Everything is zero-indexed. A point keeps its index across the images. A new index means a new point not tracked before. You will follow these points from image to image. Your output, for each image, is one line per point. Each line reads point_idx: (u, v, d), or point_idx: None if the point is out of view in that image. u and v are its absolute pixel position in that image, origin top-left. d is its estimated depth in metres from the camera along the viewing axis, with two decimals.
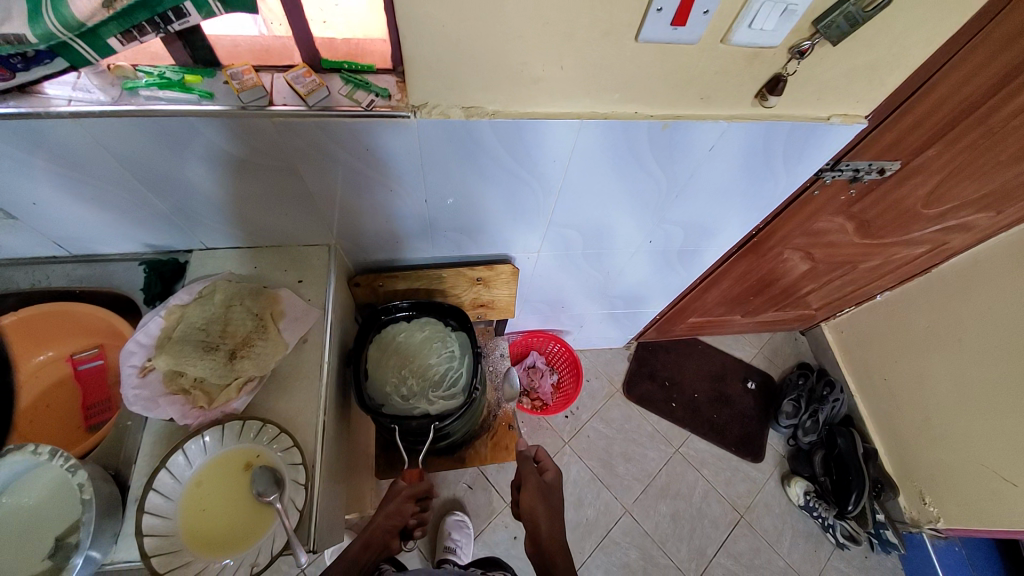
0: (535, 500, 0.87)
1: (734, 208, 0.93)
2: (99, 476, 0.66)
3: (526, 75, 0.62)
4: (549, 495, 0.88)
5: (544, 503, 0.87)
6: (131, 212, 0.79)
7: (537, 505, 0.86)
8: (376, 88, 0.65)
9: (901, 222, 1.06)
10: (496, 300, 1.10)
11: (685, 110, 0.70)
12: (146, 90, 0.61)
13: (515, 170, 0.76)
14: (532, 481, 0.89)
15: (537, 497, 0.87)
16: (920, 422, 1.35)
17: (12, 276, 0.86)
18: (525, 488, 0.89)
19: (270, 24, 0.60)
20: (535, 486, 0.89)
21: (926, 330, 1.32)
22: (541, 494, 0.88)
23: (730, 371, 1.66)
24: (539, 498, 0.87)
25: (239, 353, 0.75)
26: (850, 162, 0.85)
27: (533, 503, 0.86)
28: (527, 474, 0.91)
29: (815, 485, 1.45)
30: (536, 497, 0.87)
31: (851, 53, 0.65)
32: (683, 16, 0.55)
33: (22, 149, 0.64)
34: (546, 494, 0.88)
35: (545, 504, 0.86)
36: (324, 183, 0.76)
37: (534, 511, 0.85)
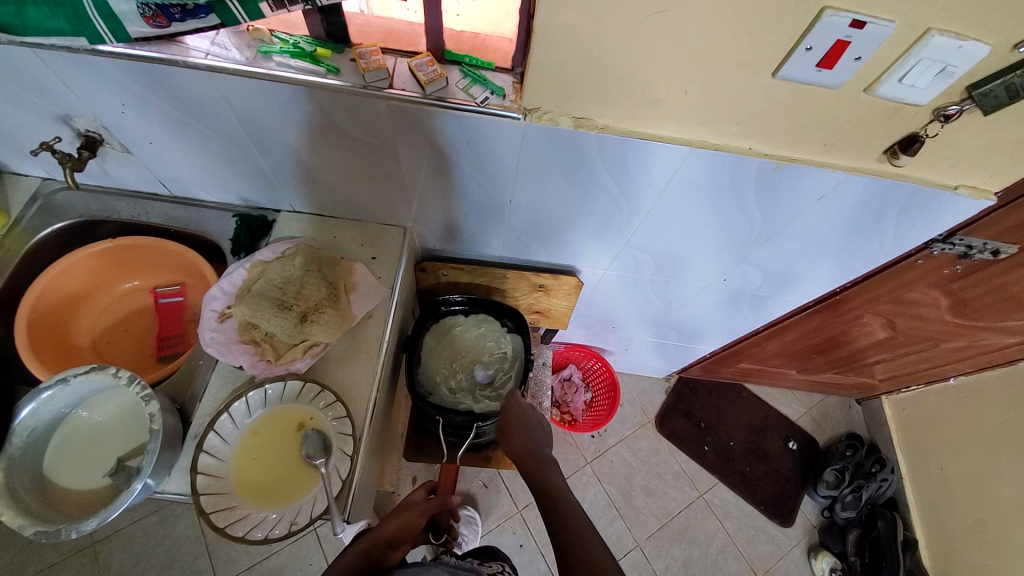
0: (523, 447, 0.81)
1: (824, 261, 0.88)
2: (168, 408, 0.69)
3: (647, 95, 0.61)
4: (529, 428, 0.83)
5: (532, 451, 0.80)
6: (235, 165, 0.83)
7: (527, 453, 0.80)
8: (493, 85, 0.65)
9: (1002, 308, 0.97)
10: (553, 309, 1.09)
11: (802, 155, 0.67)
12: (279, 56, 0.64)
13: (608, 187, 0.75)
14: (512, 412, 0.85)
15: (523, 441, 0.82)
16: (972, 521, 1.25)
17: (114, 205, 0.92)
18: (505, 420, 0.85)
19: (372, 4, 0.64)
20: (517, 427, 0.83)
21: (999, 427, 1.19)
22: (525, 435, 0.82)
23: (772, 426, 1.58)
24: (523, 440, 0.81)
25: (310, 317, 0.78)
26: (965, 238, 0.79)
27: (511, 432, 0.83)
28: (507, 417, 0.86)
29: (843, 564, 1.37)
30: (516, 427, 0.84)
31: (1002, 125, 0.60)
32: (832, 59, 0.53)
33: (156, 91, 0.68)
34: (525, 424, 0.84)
35: (523, 437, 0.82)
36: (415, 168, 0.77)
37: (516, 445, 0.81)
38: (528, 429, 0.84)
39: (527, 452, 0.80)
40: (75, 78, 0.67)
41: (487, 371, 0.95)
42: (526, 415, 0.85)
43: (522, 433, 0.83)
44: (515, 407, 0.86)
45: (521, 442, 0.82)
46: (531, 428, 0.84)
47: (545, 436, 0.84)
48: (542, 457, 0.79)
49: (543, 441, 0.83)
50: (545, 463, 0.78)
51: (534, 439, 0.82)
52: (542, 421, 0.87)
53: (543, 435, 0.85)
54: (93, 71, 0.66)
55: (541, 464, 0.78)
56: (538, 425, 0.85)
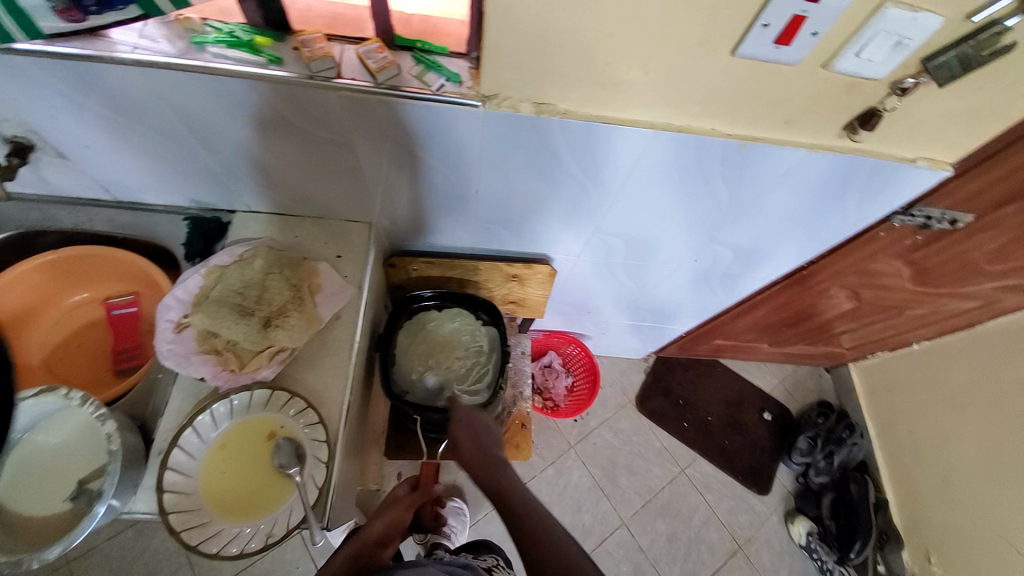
0: (473, 451, 0.78)
1: (791, 237, 0.89)
2: (128, 427, 0.66)
3: (608, 77, 0.59)
4: (478, 434, 0.81)
5: (482, 455, 0.78)
6: (181, 166, 0.78)
7: (477, 457, 0.78)
8: (448, 72, 0.62)
9: (961, 274, 1.00)
10: (528, 298, 1.08)
11: (766, 133, 0.67)
12: (214, 47, 0.60)
13: (576, 174, 0.74)
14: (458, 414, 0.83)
15: (474, 445, 0.79)
16: (937, 478, 1.31)
17: (55, 212, 0.86)
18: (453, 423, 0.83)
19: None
20: (467, 432, 0.81)
21: (960, 389, 1.26)
22: (476, 439, 0.80)
23: (747, 399, 1.62)
24: (473, 445, 0.79)
25: (274, 321, 0.75)
26: (924, 209, 0.81)
27: (458, 438, 0.81)
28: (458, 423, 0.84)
29: (819, 527, 1.44)
30: (464, 432, 0.81)
31: (953, 97, 0.61)
32: (790, 35, 0.52)
33: (83, 92, 0.63)
34: (473, 426, 0.82)
35: (472, 441, 0.80)
36: (375, 160, 0.74)
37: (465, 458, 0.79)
38: (478, 433, 0.81)
39: (478, 462, 0.77)
40: None
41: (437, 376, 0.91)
42: (476, 419, 0.83)
43: (472, 436, 0.81)
44: (465, 413, 0.83)
45: (470, 447, 0.79)
46: (482, 431, 0.81)
47: (497, 438, 0.81)
48: (495, 462, 0.77)
49: (495, 444, 0.81)
50: (500, 463, 0.76)
51: (485, 441, 0.79)
52: (494, 424, 0.84)
53: (494, 436, 0.82)
54: (11, 72, 0.60)
55: (493, 466, 0.76)
56: (487, 428, 0.82)
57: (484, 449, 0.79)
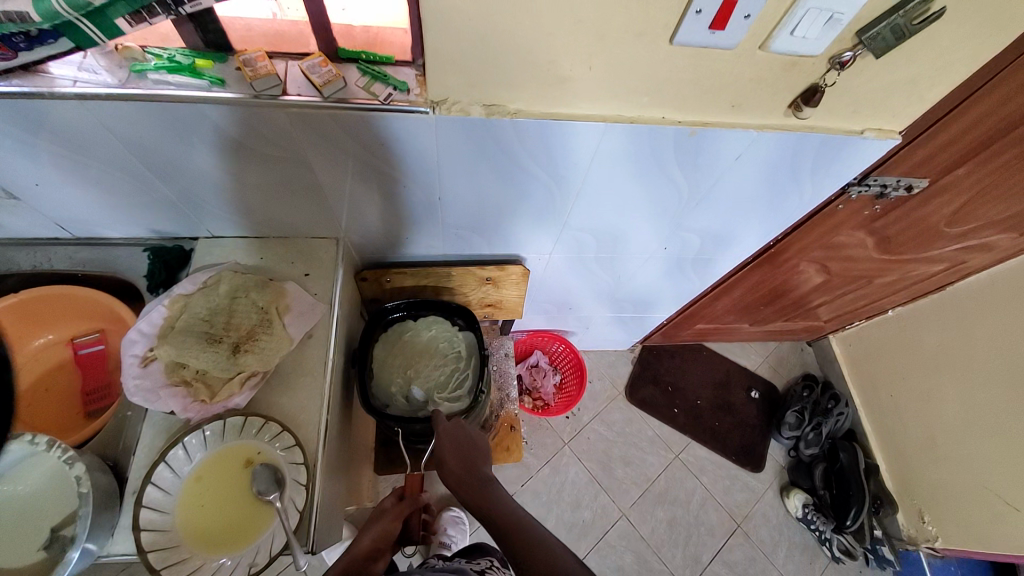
0: (461, 469, 0.77)
1: (755, 217, 0.90)
2: (98, 467, 0.65)
3: (554, 74, 0.60)
4: (465, 451, 0.80)
5: (470, 470, 0.77)
6: (136, 197, 0.76)
7: (464, 473, 0.76)
8: (395, 80, 0.62)
9: (922, 239, 1.03)
10: (504, 299, 1.08)
11: (715, 118, 0.68)
12: (155, 73, 0.59)
13: (535, 173, 0.74)
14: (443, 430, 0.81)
15: (461, 462, 0.78)
16: (922, 440, 1.34)
17: (14, 257, 0.84)
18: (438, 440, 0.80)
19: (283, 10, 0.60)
20: (453, 449, 0.80)
21: (936, 351, 1.29)
22: (462, 455, 0.79)
23: (734, 379, 1.64)
24: (461, 461, 0.78)
25: (243, 346, 0.74)
26: (878, 178, 0.83)
27: (444, 456, 0.79)
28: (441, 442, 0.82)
29: (814, 497, 1.45)
30: (449, 450, 0.79)
31: (890, 68, 0.63)
32: (723, 19, 0.53)
33: (25, 130, 0.61)
34: (459, 444, 0.80)
35: (459, 460, 0.78)
36: (333, 176, 0.73)
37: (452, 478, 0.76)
38: (464, 449, 0.80)
39: (465, 483, 0.75)
40: None
41: (423, 388, 0.91)
42: (460, 435, 0.81)
43: (458, 454, 0.79)
44: (449, 428, 0.82)
45: (458, 465, 0.78)
46: (467, 447, 0.80)
47: (482, 453, 0.81)
48: (482, 479, 0.75)
49: (480, 458, 0.80)
50: (488, 479, 0.76)
51: (472, 456, 0.79)
52: (479, 436, 0.84)
53: (479, 451, 0.81)
54: None
55: (481, 482, 0.75)
56: (472, 442, 0.81)
57: (472, 468, 0.77)
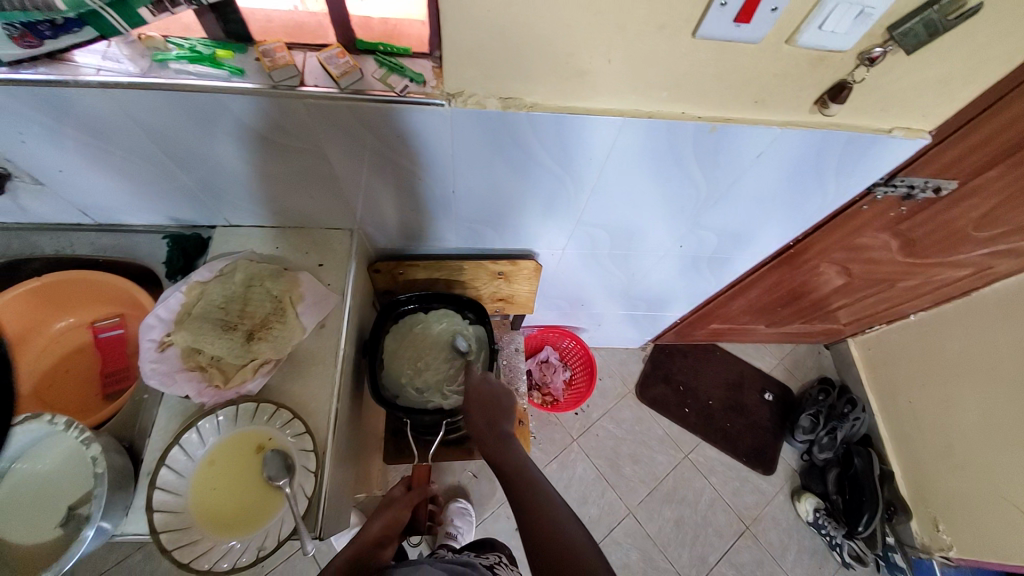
0: (483, 426, 0.77)
1: (774, 217, 0.88)
2: (114, 449, 0.66)
3: (573, 67, 0.59)
4: (490, 407, 0.79)
5: (492, 427, 0.77)
6: (156, 185, 0.77)
7: (487, 429, 0.77)
8: (411, 72, 0.61)
9: (949, 243, 1.00)
10: (516, 294, 1.08)
11: (736, 114, 0.66)
12: (176, 63, 0.59)
13: (551, 168, 0.74)
14: (471, 385, 0.82)
15: (484, 417, 0.78)
16: (940, 447, 1.30)
17: (35, 241, 0.86)
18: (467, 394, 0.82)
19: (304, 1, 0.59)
20: (478, 405, 0.80)
21: (958, 357, 1.25)
22: (486, 410, 0.79)
23: (748, 381, 1.62)
24: (482, 418, 0.78)
25: (257, 334, 0.75)
26: (906, 178, 0.80)
27: (471, 411, 0.80)
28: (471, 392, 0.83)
29: (826, 502, 1.43)
30: (476, 407, 0.80)
31: (923, 64, 0.60)
32: (749, 12, 0.51)
33: (49, 117, 0.63)
34: (485, 399, 0.80)
35: (484, 416, 0.78)
36: (348, 167, 0.73)
37: (478, 431, 0.77)
38: (488, 404, 0.80)
39: (490, 441, 0.75)
40: None
41: (466, 341, 0.95)
42: (485, 391, 0.81)
43: (483, 408, 0.79)
44: (475, 382, 0.82)
45: (482, 420, 0.78)
46: (492, 402, 0.79)
47: (507, 410, 0.79)
48: (501, 438, 0.75)
49: (504, 416, 0.78)
50: (509, 439, 0.74)
51: (494, 413, 0.78)
52: (506, 392, 0.81)
53: (504, 407, 0.79)
54: None
55: (502, 441, 0.74)
56: (498, 397, 0.80)
57: (495, 425, 0.77)
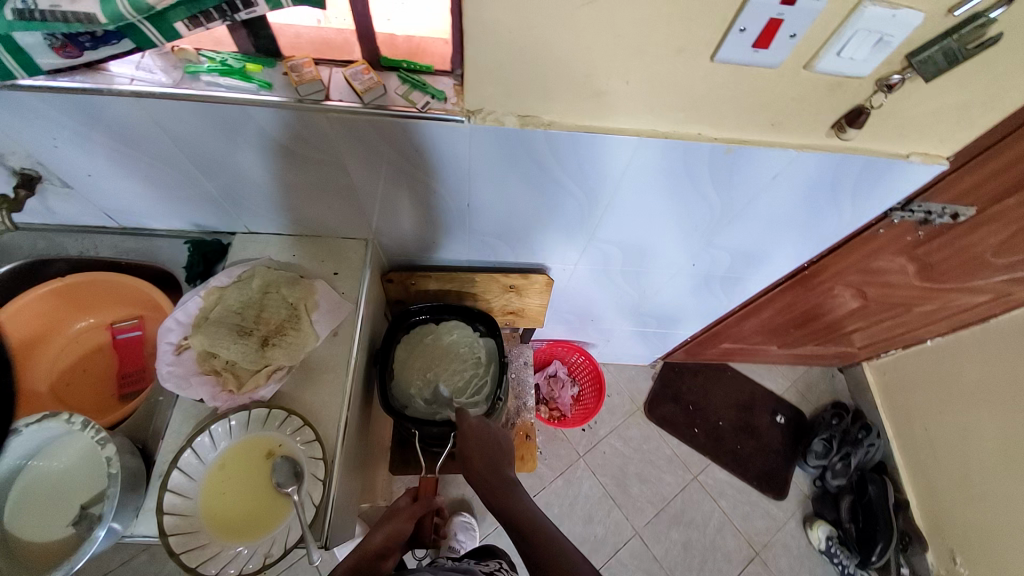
0: (484, 469, 0.77)
1: (789, 238, 0.88)
2: (128, 450, 0.67)
3: (591, 88, 0.60)
4: (489, 450, 0.80)
5: (495, 471, 0.77)
6: (180, 192, 0.80)
7: (488, 474, 0.77)
8: (433, 89, 0.63)
9: (966, 269, 0.98)
10: (527, 308, 1.08)
11: (753, 135, 0.67)
12: (207, 75, 0.61)
13: (566, 185, 0.75)
14: (468, 428, 0.81)
15: (486, 463, 0.78)
16: (957, 476, 1.27)
17: (61, 242, 0.88)
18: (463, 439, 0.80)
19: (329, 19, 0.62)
20: (477, 448, 0.80)
21: (975, 384, 1.22)
22: (486, 455, 0.79)
23: (759, 402, 1.60)
24: (486, 463, 0.78)
25: (271, 340, 0.76)
26: (923, 204, 0.80)
27: (470, 454, 0.79)
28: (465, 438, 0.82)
29: (838, 531, 1.40)
30: (474, 450, 0.80)
31: (941, 92, 0.60)
32: (767, 38, 0.52)
33: (83, 124, 0.65)
34: (483, 442, 0.80)
35: (483, 459, 0.79)
36: (367, 179, 0.75)
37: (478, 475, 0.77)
38: (489, 448, 0.80)
39: (493, 485, 0.76)
40: None
41: (449, 385, 0.92)
42: (484, 434, 0.81)
43: (484, 454, 0.79)
44: (474, 427, 0.81)
45: (482, 463, 0.78)
46: (492, 446, 0.80)
47: (505, 453, 0.81)
48: (504, 481, 0.76)
49: (504, 459, 0.80)
50: (512, 483, 0.76)
51: (495, 458, 0.79)
52: (504, 436, 0.83)
53: (503, 451, 0.81)
54: (19, 110, 0.63)
55: (506, 486, 0.75)
56: (497, 441, 0.82)
57: (496, 468, 0.78)
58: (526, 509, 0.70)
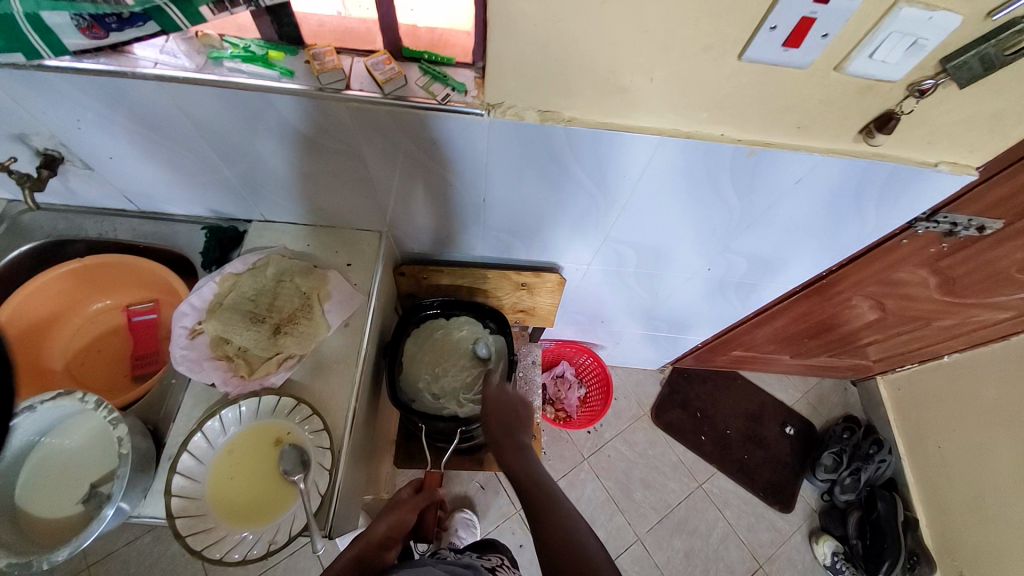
0: (500, 433, 0.75)
1: (808, 246, 0.86)
2: (139, 431, 0.68)
3: (614, 84, 0.59)
4: (509, 414, 0.77)
5: (509, 436, 0.74)
6: (199, 177, 0.80)
7: (504, 439, 0.74)
8: (454, 81, 0.63)
9: (990, 284, 0.96)
10: (538, 306, 1.08)
11: (777, 138, 0.65)
12: (230, 61, 0.62)
13: (584, 184, 0.74)
14: (489, 389, 0.79)
15: (501, 426, 0.75)
16: (971, 497, 1.24)
17: (81, 224, 0.90)
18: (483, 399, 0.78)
19: (351, 8, 0.63)
20: (495, 412, 0.77)
21: (993, 403, 1.19)
22: (504, 419, 0.76)
23: (768, 412, 1.57)
24: (500, 426, 0.75)
25: (283, 328, 0.77)
26: (949, 215, 0.78)
27: (488, 416, 0.77)
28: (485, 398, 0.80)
29: (845, 547, 1.37)
30: (492, 412, 0.77)
31: (975, 99, 0.59)
32: (798, 37, 0.51)
33: (107, 106, 0.66)
34: (503, 405, 0.77)
35: (501, 424, 0.76)
36: (383, 171, 0.75)
37: (494, 436, 0.75)
38: (506, 411, 0.77)
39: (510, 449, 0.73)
40: (24, 96, 0.65)
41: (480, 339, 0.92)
42: (503, 396, 0.78)
43: (500, 416, 0.77)
44: (493, 389, 0.78)
45: (498, 427, 0.76)
46: (510, 411, 0.77)
47: (524, 420, 0.77)
48: (519, 447, 0.73)
49: (522, 427, 0.76)
50: (527, 450, 0.73)
51: (512, 423, 0.75)
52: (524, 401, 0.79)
53: (522, 418, 0.77)
54: (46, 91, 0.64)
55: (519, 450, 0.72)
56: (516, 405, 0.78)
57: (513, 435, 0.74)
58: (537, 475, 0.69)
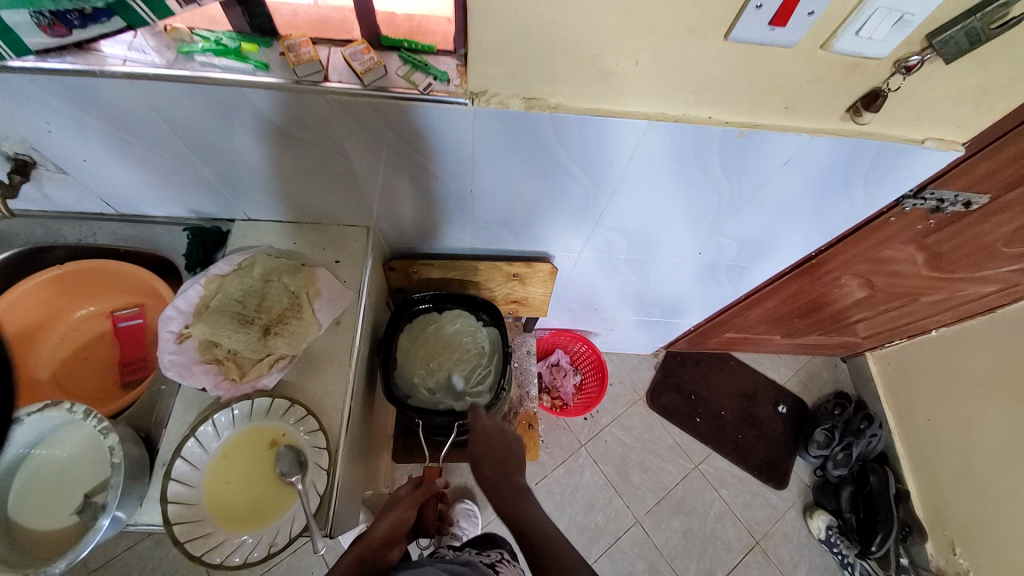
0: (495, 475, 0.74)
1: (798, 226, 0.87)
2: (130, 438, 0.67)
3: (600, 68, 0.58)
4: (504, 456, 0.77)
5: (504, 478, 0.74)
6: (178, 178, 0.78)
7: (500, 482, 0.74)
8: (435, 70, 0.61)
9: (977, 258, 0.97)
10: (530, 296, 1.07)
11: (765, 120, 0.65)
12: (202, 56, 0.59)
13: (573, 171, 0.73)
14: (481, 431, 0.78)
15: (496, 467, 0.75)
16: (961, 467, 1.26)
17: (60, 229, 0.87)
18: (475, 441, 0.78)
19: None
20: (489, 452, 0.77)
21: (981, 374, 1.21)
22: (498, 461, 0.76)
23: (761, 391, 1.59)
24: (495, 467, 0.75)
25: (273, 329, 0.76)
26: (935, 191, 0.78)
27: (480, 460, 0.76)
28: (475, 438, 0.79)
29: (839, 520, 1.40)
30: (485, 455, 0.77)
31: (962, 73, 0.58)
32: (785, 15, 0.50)
33: (75, 107, 0.63)
34: (499, 446, 0.78)
35: (496, 464, 0.76)
36: (367, 164, 0.73)
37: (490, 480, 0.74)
38: (500, 452, 0.77)
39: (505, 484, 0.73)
40: None
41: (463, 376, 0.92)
42: (496, 436, 0.79)
43: (494, 455, 0.77)
44: (486, 429, 0.79)
45: (492, 468, 0.75)
46: (504, 449, 0.77)
47: (518, 460, 0.77)
48: (515, 487, 0.73)
49: (516, 467, 0.76)
50: (523, 490, 0.73)
51: (506, 465, 0.75)
52: (517, 440, 0.80)
53: (515, 458, 0.77)
54: (10, 93, 0.61)
55: (515, 492, 0.72)
56: (509, 445, 0.78)
57: (508, 476, 0.75)
58: None
